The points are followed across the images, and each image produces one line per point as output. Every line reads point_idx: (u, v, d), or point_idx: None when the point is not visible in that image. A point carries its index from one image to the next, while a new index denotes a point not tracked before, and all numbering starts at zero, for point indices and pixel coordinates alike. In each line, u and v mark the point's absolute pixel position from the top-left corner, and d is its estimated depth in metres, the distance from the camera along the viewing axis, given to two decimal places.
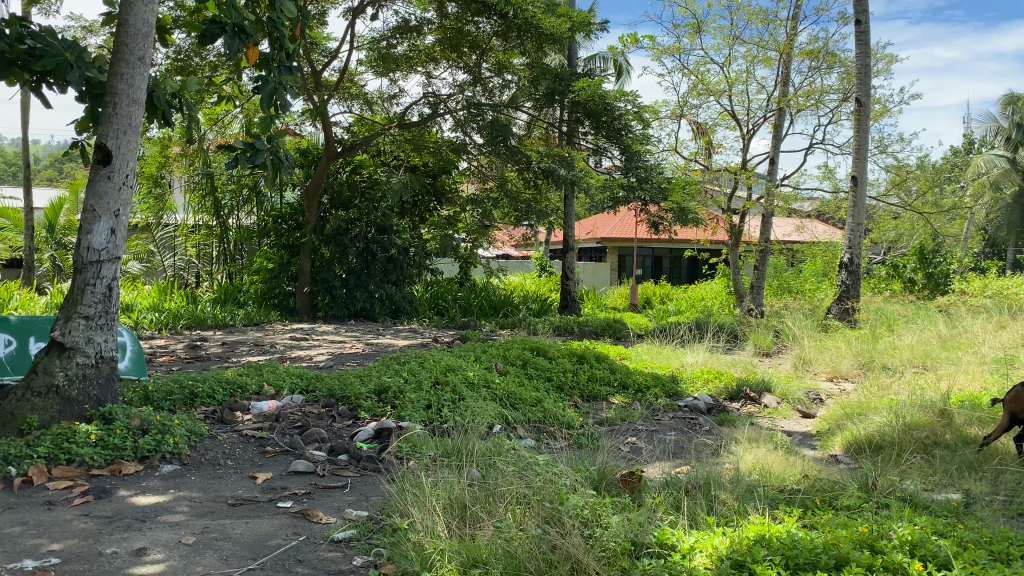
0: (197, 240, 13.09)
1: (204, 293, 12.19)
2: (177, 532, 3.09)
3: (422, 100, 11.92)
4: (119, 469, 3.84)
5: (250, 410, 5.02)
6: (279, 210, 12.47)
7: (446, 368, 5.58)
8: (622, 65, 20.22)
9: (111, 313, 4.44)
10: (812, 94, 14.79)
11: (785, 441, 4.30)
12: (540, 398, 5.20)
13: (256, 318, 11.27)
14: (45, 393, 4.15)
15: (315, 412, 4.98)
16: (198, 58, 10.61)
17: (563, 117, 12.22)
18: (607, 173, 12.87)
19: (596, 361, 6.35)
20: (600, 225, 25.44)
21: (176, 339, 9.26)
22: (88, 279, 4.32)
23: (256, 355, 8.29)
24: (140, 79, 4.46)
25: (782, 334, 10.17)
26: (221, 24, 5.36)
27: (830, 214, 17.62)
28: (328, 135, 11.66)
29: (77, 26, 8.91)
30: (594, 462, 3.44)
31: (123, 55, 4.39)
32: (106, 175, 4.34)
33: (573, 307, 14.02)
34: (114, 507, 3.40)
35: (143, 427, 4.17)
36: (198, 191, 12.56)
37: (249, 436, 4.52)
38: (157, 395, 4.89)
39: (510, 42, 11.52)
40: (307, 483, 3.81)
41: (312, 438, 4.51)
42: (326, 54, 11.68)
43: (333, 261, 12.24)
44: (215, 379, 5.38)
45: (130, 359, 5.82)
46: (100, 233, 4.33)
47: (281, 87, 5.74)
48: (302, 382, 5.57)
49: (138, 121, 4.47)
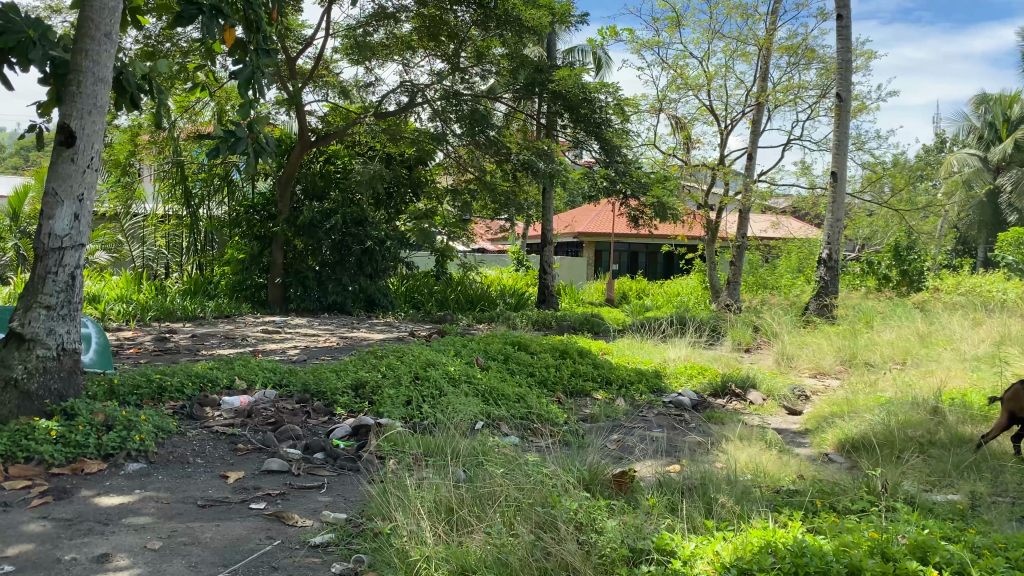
0: (167, 231, 12.78)
1: (173, 284, 11.88)
2: (142, 536, 2.90)
3: (400, 89, 11.70)
4: (81, 468, 3.63)
5: (221, 406, 4.83)
6: (252, 201, 12.24)
7: (426, 362, 5.41)
8: (600, 59, 20.14)
9: (75, 303, 4.21)
10: (790, 90, 14.76)
11: (777, 439, 4.19)
12: (524, 394, 5.04)
13: (227, 311, 10.99)
14: (2, 387, 3.93)
15: (289, 408, 4.78)
16: (168, 43, 10.32)
17: (542, 109, 12.13)
18: (586, 166, 12.75)
19: (579, 357, 6.21)
20: (577, 219, 25.34)
21: (145, 331, 8.99)
22: (50, 267, 4.10)
23: (226, 348, 8.06)
24: (107, 57, 4.23)
25: (762, 330, 10.11)
26: (197, 5, 5.12)
27: (806, 211, 17.65)
28: (303, 123, 11.41)
29: (41, 6, 8.59)
30: (584, 462, 3.30)
31: (89, 30, 4.16)
32: (70, 157, 4.11)
33: (551, 301, 13.91)
34: (75, 508, 3.20)
35: (108, 423, 3.96)
36: (169, 179, 12.25)
37: (220, 433, 4.33)
38: (123, 389, 4.67)
39: (489, 31, 11.34)
40: (281, 483, 3.62)
41: (286, 435, 4.32)
42: (301, 41, 11.43)
43: (306, 252, 12.00)
44: (184, 373, 5.18)
45: (95, 352, 5.59)
46: (62, 219, 4.10)
47: (258, 72, 5.52)
48: (275, 376, 5.38)
49: (104, 101, 4.25)
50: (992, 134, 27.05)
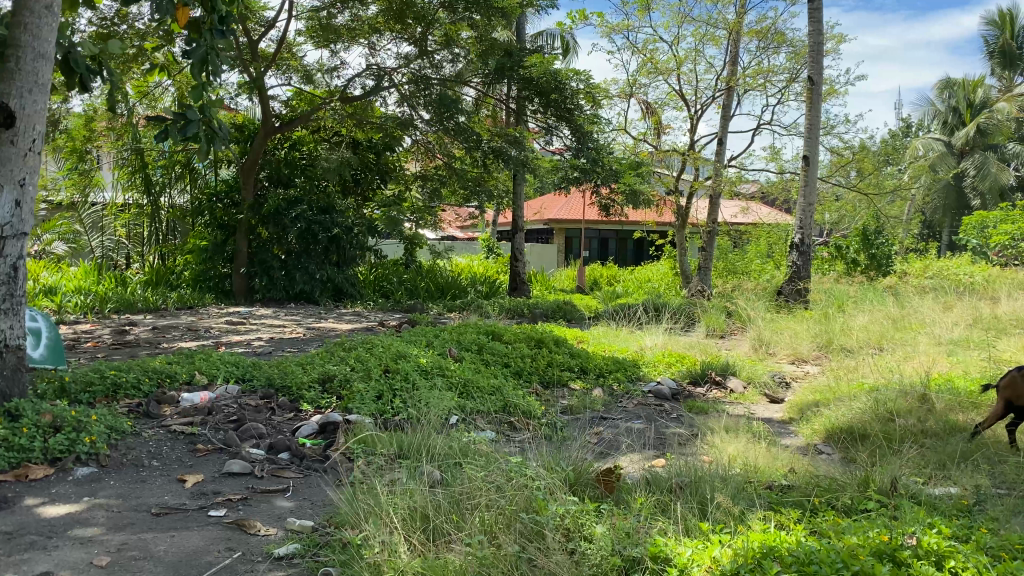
0: (127, 220, 12.35)
1: (134, 275, 11.50)
2: (89, 551, 2.66)
3: (365, 73, 11.39)
4: (25, 474, 3.37)
5: (180, 403, 4.58)
6: (215, 188, 11.87)
7: (396, 354, 5.19)
8: (569, 43, 19.89)
9: (18, 296, 3.93)
10: (760, 74, 14.65)
11: (765, 430, 4.04)
12: (499, 386, 4.84)
13: (191, 302, 10.65)
14: None
15: (252, 405, 4.54)
16: (124, 24, 9.92)
17: (511, 93, 11.88)
18: (556, 153, 12.54)
19: (555, 346, 6.02)
20: (547, 207, 25.15)
21: (103, 324, 8.64)
22: None
23: (189, 341, 7.77)
24: (49, 31, 3.93)
25: (736, 316, 10.01)
26: None
27: (775, 196, 17.65)
28: (266, 108, 11.05)
29: None
30: (567, 458, 3.11)
31: (28, 2, 3.86)
32: (9, 139, 3.81)
33: (522, 288, 13.73)
34: (16, 520, 2.95)
35: (56, 424, 3.69)
36: (128, 167, 11.83)
37: (178, 433, 4.07)
38: (74, 386, 4.39)
39: (457, 14, 11.05)
40: (243, 486, 3.39)
41: (249, 434, 4.08)
42: (263, 24, 11.06)
43: (271, 241, 11.67)
44: (140, 368, 4.90)
45: (47, 347, 5.26)
46: (2, 206, 3.80)
47: (214, 51, 5.31)
48: (237, 371, 5.12)
49: (46, 79, 3.96)
50: (956, 118, 27.28)
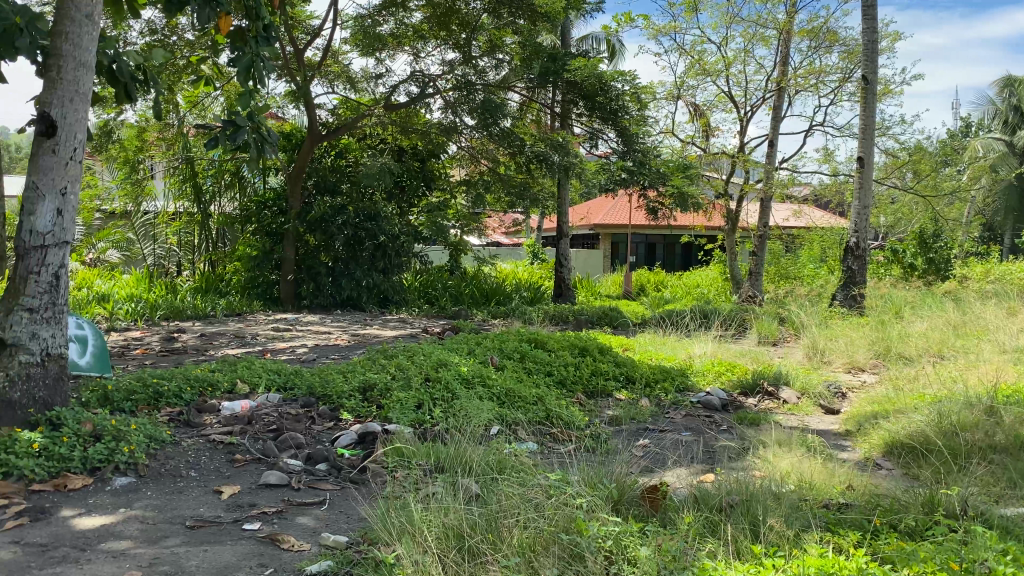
0: (179, 228, 12.53)
1: (185, 282, 11.66)
2: (120, 564, 2.61)
3: (410, 79, 11.37)
4: (63, 484, 3.36)
5: (221, 411, 4.55)
6: (263, 196, 11.98)
7: (437, 363, 5.10)
8: (615, 47, 19.69)
9: (60, 305, 3.93)
10: (812, 74, 14.29)
11: (820, 444, 3.84)
12: (542, 396, 4.72)
13: (239, 309, 10.74)
14: None
15: (292, 413, 4.49)
16: (174, 36, 10.06)
17: (556, 98, 11.76)
18: (602, 156, 12.37)
19: (599, 355, 5.88)
20: (593, 212, 24.95)
21: (153, 331, 8.74)
22: (32, 267, 3.81)
23: (235, 348, 7.79)
24: (89, 40, 3.94)
25: (788, 322, 9.72)
26: None
27: (828, 199, 17.22)
28: (312, 116, 11.12)
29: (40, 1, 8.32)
30: (611, 473, 2.97)
31: (68, 12, 3.87)
32: (50, 148, 3.82)
33: (568, 294, 13.58)
34: (51, 532, 2.92)
35: (96, 433, 3.68)
36: (179, 176, 12.00)
37: (218, 443, 4.04)
38: (117, 394, 4.39)
39: (501, 19, 10.97)
40: (280, 498, 3.33)
41: (288, 444, 4.02)
42: (309, 33, 11.12)
43: (318, 248, 11.74)
44: (183, 376, 4.89)
45: (92, 355, 5.28)
46: (44, 215, 3.82)
47: (258, 60, 5.23)
48: (279, 379, 5.08)
49: (87, 88, 3.97)
50: (1017, 117, 26.37)
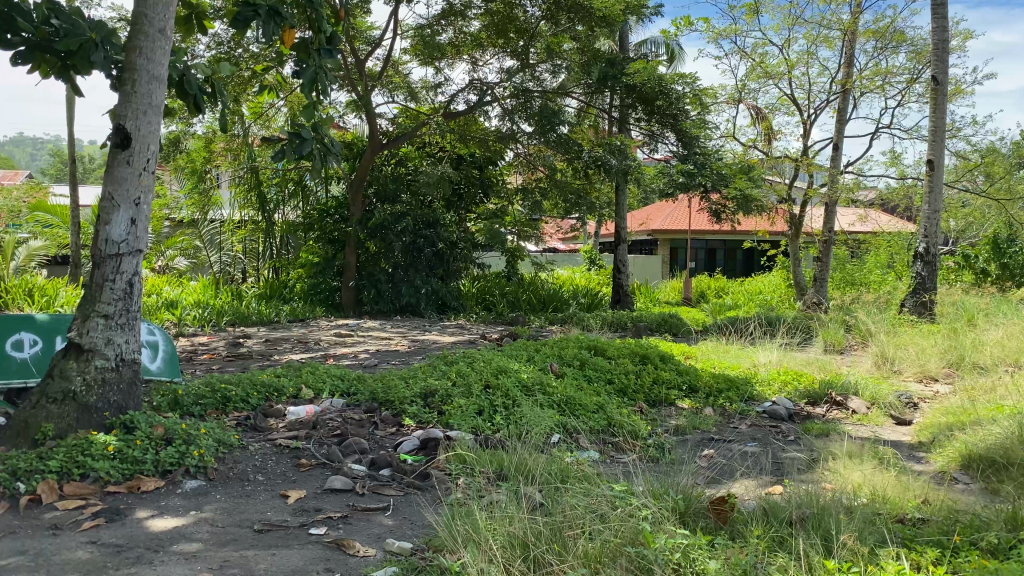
0: (244, 236, 12.82)
1: (250, 289, 11.93)
2: (192, 567, 2.66)
3: (469, 88, 11.45)
4: (137, 486, 3.45)
5: (287, 416, 4.62)
6: (325, 204, 12.19)
7: (497, 370, 5.10)
8: (674, 51, 19.52)
9: (133, 312, 4.05)
10: (879, 75, 13.94)
11: (893, 456, 3.72)
12: (603, 404, 4.68)
13: (302, 315, 10.93)
14: (61, 400, 3.78)
15: (355, 419, 4.54)
16: (240, 49, 10.31)
17: (614, 103, 11.71)
18: (661, 161, 12.25)
19: (661, 362, 5.80)
20: (652, 217, 24.75)
21: (220, 336, 8.95)
22: (107, 274, 3.93)
23: (298, 353, 7.93)
24: (161, 54, 4.06)
25: (855, 330, 9.47)
26: (254, 6, 4.89)
27: (895, 203, 16.77)
28: (373, 125, 11.28)
29: (114, 18, 8.62)
30: (676, 484, 2.93)
31: (142, 27, 4.00)
32: (125, 160, 3.94)
33: (626, 301, 13.47)
34: (126, 533, 3.00)
35: (167, 437, 3.78)
36: (244, 185, 12.28)
37: (284, 447, 4.10)
38: (187, 399, 4.50)
39: (560, 26, 10.95)
40: (344, 503, 3.36)
41: (352, 449, 4.06)
42: (370, 43, 11.27)
43: (378, 255, 11.88)
44: (250, 382, 4.98)
45: (163, 359, 5.43)
46: (119, 224, 3.94)
47: (321, 72, 5.31)
48: (343, 385, 5.14)
49: (160, 100, 4.08)
50: None
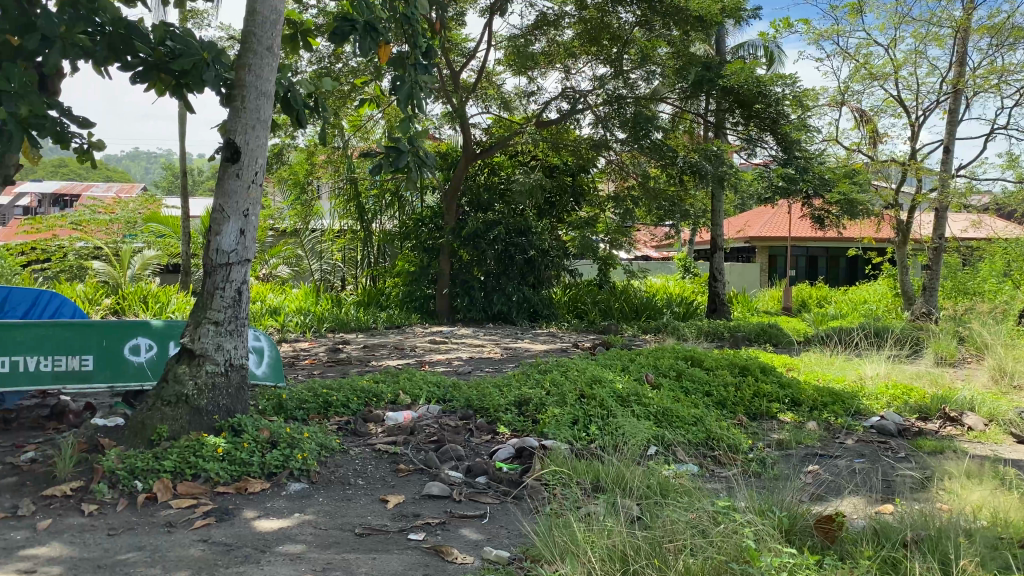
0: (343, 245, 13.19)
1: (348, 296, 12.28)
2: (296, 567, 2.74)
3: (562, 96, 11.46)
4: (244, 487, 3.58)
5: (385, 421, 4.71)
6: (420, 213, 12.40)
7: (592, 379, 5.06)
8: (773, 54, 19.06)
9: (242, 318, 4.20)
10: (994, 73, 13.23)
11: (1016, 477, 3.50)
12: (701, 416, 4.58)
13: (398, 322, 11.15)
14: (175, 403, 3.95)
15: (451, 425, 4.58)
16: (340, 64, 10.63)
17: (710, 107, 11.50)
18: (760, 166, 11.95)
19: (761, 374, 5.64)
20: (750, 224, 24.18)
21: (320, 342, 9.23)
22: (218, 283, 4.10)
23: (395, 360, 8.09)
24: (269, 71, 4.22)
25: (969, 342, 8.99)
26: (351, 22, 5.02)
27: (1013, 208, 15.86)
28: (467, 135, 11.43)
29: (224, 38, 9.04)
30: (780, 500, 2.84)
31: (251, 45, 4.16)
32: (235, 173, 4.11)
33: (723, 310, 13.18)
34: (234, 532, 3.12)
35: (272, 440, 3.91)
36: (343, 196, 12.64)
37: (382, 452, 4.18)
38: (291, 403, 4.65)
39: (654, 31, 10.84)
40: (442, 510, 3.40)
41: (448, 455, 4.10)
42: (465, 55, 11.41)
43: (472, 263, 12.01)
44: (349, 388, 5.10)
45: (268, 364, 5.61)
46: (228, 235, 4.10)
47: (417, 86, 5.40)
48: (439, 392, 5.20)
49: (267, 115, 4.23)
50: None
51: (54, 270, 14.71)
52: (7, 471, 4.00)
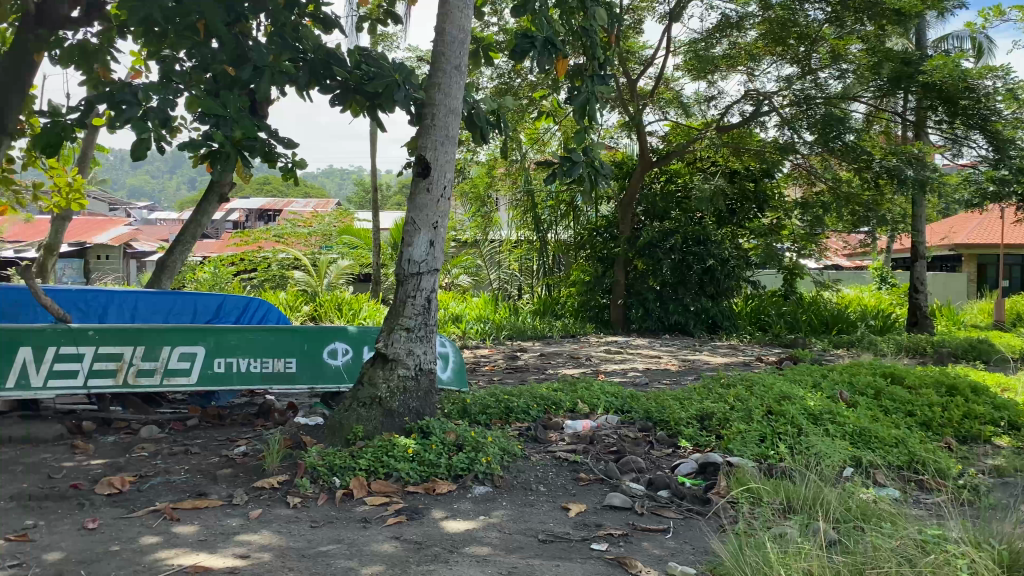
0: (520, 254, 13.43)
1: (525, 305, 12.59)
2: (483, 570, 2.81)
3: (745, 100, 11.11)
4: (432, 488, 3.72)
5: (565, 430, 4.74)
6: (597, 223, 12.36)
7: (780, 395, 4.85)
8: (982, 45, 17.54)
9: (431, 325, 4.37)
10: None
11: None
12: (902, 438, 4.26)
13: (574, 331, 11.22)
14: (369, 404, 4.19)
15: (632, 436, 4.54)
16: (519, 78, 10.87)
17: (909, 106, 10.74)
18: (967, 168, 11.00)
19: (971, 394, 5.17)
20: (954, 230, 22.35)
21: (499, 349, 9.45)
22: (409, 292, 4.30)
23: (572, 368, 8.14)
24: (457, 88, 4.38)
25: None
26: (531, 38, 5.12)
27: None
28: (644, 144, 11.33)
29: (413, 58, 9.49)
30: (999, 532, 2.59)
31: (441, 64, 4.35)
32: (425, 187, 4.30)
33: (924, 324, 12.22)
34: (424, 531, 3.25)
35: (458, 443, 4.04)
36: (521, 207, 12.85)
37: (563, 460, 4.20)
38: (474, 409, 4.80)
39: (846, 28, 10.27)
40: (625, 521, 3.37)
41: (629, 467, 4.06)
42: (643, 62, 11.31)
43: (648, 273, 11.87)
44: (530, 395, 5.18)
45: (452, 370, 5.81)
46: (419, 246, 4.30)
47: (595, 97, 5.40)
48: (618, 402, 5.17)
49: (456, 131, 4.40)
50: None
51: (260, 279, 16.07)
52: (224, 462, 4.39)
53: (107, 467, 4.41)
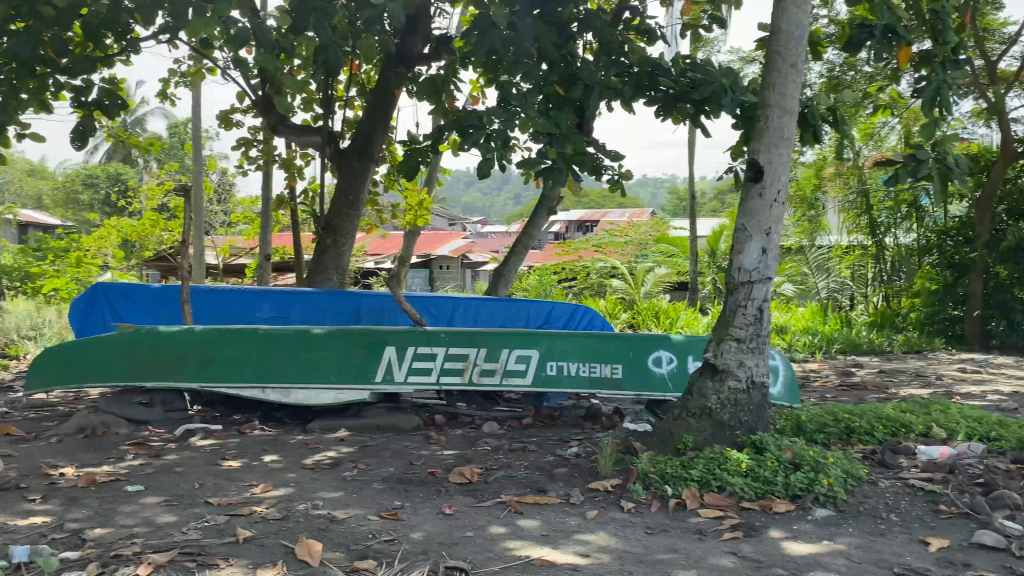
0: (853, 261, 12.54)
1: (859, 316, 11.83)
2: None
3: None
4: (769, 506, 3.60)
5: (918, 455, 4.30)
6: (945, 225, 10.91)
7: None
8: None
9: (763, 336, 4.21)
10: None
11: None
12: None
13: (918, 346, 10.16)
14: (699, 414, 4.15)
15: (1002, 469, 3.99)
16: (852, 71, 10.16)
17: None
18: None
19: None
20: None
21: (830, 364, 8.86)
22: (740, 301, 4.19)
23: (919, 387, 7.37)
24: (793, 88, 4.18)
25: None
26: (870, 28, 4.74)
27: None
28: (1006, 132, 9.96)
29: (737, 61, 9.28)
30: None
31: (776, 64, 4.17)
32: (758, 193, 4.17)
33: None
34: (764, 550, 3.15)
35: (796, 461, 3.85)
36: (854, 211, 11.86)
37: (917, 489, 3.82)
38: (810, 426, 4.54)
39: None
40: (1000, 564, 2.98)
41: (1002, 502, 3.57)
42: (1004, 41, 10.00)
43: (1013, 282, 10.43)
44: (874, 415, 4.78)
45: (783, 384, 5.56)
46: (751, 253, 4.18)
47: (948, 85, 4.83)
48: (982, 429, 4.58)
49: (791, 133, 4.20)
50: None
51: (581, 287, 16.74)
52: (560, 461, 4.61)
53: (457, 458, 4.84)
